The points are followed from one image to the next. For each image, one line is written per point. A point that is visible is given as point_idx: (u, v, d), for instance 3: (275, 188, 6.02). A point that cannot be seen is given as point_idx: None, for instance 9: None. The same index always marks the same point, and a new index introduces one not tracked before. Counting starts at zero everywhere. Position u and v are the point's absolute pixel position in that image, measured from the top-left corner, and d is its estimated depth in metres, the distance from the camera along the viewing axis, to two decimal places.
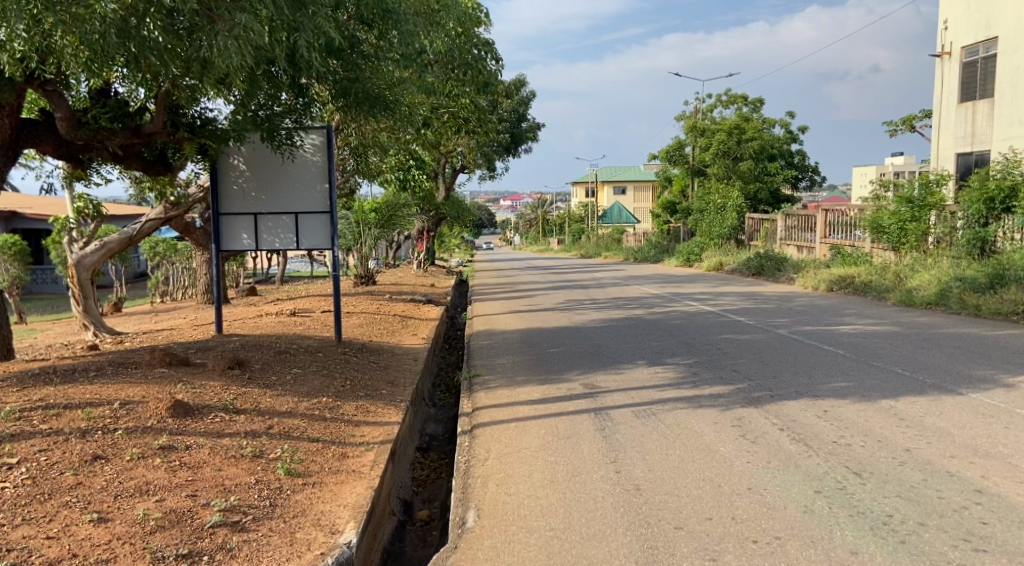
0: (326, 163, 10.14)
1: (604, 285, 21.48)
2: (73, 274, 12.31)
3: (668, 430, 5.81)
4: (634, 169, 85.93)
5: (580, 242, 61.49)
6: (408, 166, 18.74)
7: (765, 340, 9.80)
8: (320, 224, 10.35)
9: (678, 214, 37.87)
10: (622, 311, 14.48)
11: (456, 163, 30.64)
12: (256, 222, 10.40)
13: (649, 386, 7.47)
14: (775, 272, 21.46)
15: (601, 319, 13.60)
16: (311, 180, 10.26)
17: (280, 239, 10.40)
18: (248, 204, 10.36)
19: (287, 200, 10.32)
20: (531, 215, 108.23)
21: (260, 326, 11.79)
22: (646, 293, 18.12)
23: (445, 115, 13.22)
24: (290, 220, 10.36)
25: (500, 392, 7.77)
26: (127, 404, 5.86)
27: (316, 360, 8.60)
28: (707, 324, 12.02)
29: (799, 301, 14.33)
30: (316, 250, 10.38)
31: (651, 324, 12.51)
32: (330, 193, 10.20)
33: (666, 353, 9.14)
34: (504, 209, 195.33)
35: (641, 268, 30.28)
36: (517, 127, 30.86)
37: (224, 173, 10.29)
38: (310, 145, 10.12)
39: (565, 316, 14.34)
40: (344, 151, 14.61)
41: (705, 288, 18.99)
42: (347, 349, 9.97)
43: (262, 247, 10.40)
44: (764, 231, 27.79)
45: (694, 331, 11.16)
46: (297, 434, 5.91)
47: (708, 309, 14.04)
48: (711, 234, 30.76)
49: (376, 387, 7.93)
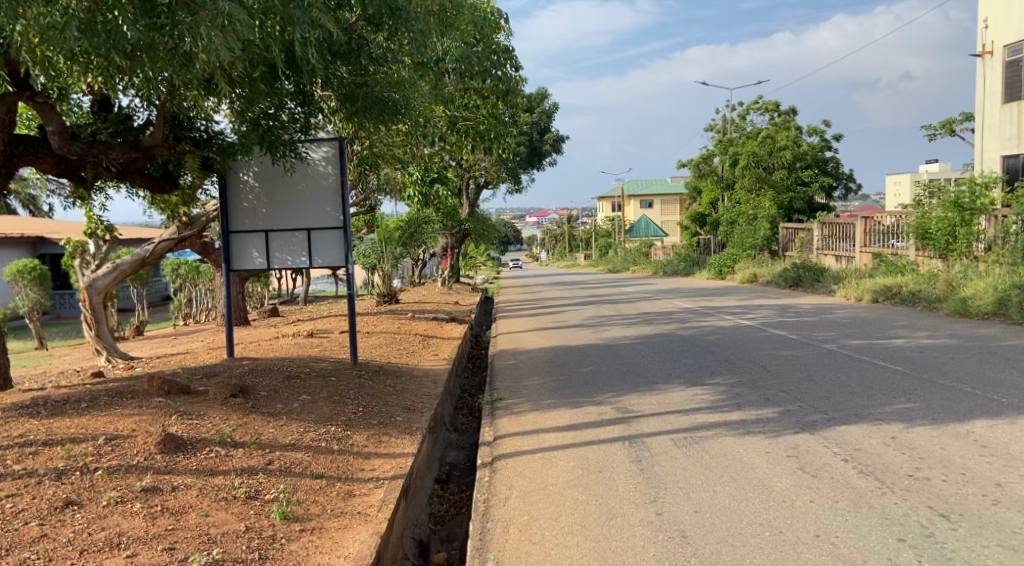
0: (340, 176, 9.66)
1: (634, 299, 20.79)
2: (84, 298, 11.88)
3: (715, 462, 5.15)
4: (660, 182, 85.13)
5: (608, 256, 60.92)
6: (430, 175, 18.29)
7: (812, 357, 9.12)
8: (334, 241, 9.83)
9: (708, 226, 37.20)
10: (654, 327, 13.85)
11: (480, 179, 30.24)
12: (268, 239, 9.92)
13: (690, 409, 6.82)
14: (815, 283, 20.68)
15: (632, 335, 12.94)
16: (323, 194, 9.76)
17: (293, 257, 9.90)
18: (259, 221, 9.89)
19: (299, 216, 9.83)
20: (557, 231, 107.75)
21: (274, 349, 11.33)
22: (679, 307, 17.46)
23: (467, 128, 12.73)
24: (303, 237, 9.87)
25: (526, 418, 7.16)
26: (113, 439, 5.32)
27: (328, 385, 8.04)
28: (746, 339, 11.30)
29: (843, 314, 13.53)
30: (330, 268, 9.86)
31: (686, 340, 11.81)
32: (343, 208, 9.70)
33: (705, 372, 8.47)
34: (531, 225, 195.45)
35: (672, 282, 29.57)
36: (540, 142, 30.37)
37: (234, 189, 9.83)
38: (322, 159, 9.66)
39: (594, 332, 13.68)
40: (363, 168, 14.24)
41: (740, 301, 18.29)
42: (362, 372, 9.39)
43: (274, 266, 9.90)
44: (799, 241, 26.92)
45: (735, 347, 10.47)
46: (299, 470, 5.33)
47: (747, 323, 13.31)
48: (742, 246, 30.03)
49: (391, 414, 7.34)
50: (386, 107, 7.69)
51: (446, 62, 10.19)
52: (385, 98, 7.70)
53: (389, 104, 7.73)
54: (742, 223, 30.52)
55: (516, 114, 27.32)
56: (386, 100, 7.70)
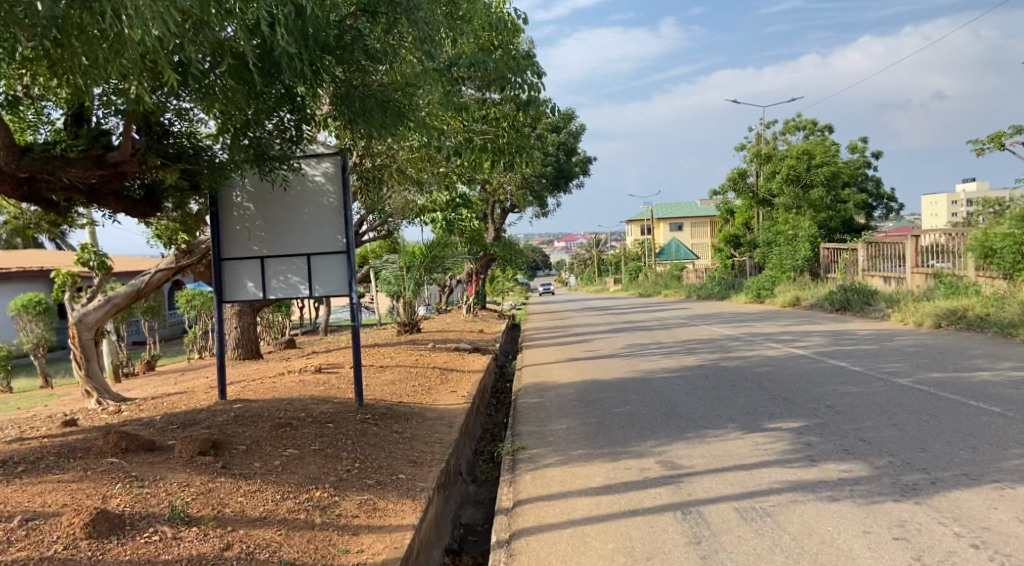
0: (342, 195, 8.69)
1: (669, 325, 19.59)
2: (73, 334, 10.81)
3: (800, 547, 4.01)
4: (689, 203, 83.79)
5: (638, 279, 59.70)
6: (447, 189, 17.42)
7: (886, 394, 7.96)
8: (335, 267, 8.79)
9: (744, 248, 35.91)
10: (696, 357, 12.70)
11: (505, 202, 29.36)
12: (263, 267, 8.90)
13: (753, 465, 5.69)
14: (864, 306, 19.41)
15: (672, 366, 11.78)
16: (323, 216, 8.76)
17: (291, 286, 8.87)
18: (253, 246, 8.89)
19: (297, 240, 8.81)
20: (585, 255, 106.66)
21: (277, 387, 10.32)
22: (719, 334, 16.27)
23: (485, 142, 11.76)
24: (302, 263, 8.84)
25: (554, 473, 6.05)
26: (32, 520, 4.25)
27: (324, 435, 6.94)
28: (802, 371, 10.11)
29: (904, 344, 12.27)
30: (333, 297, 8.82)
31: (733, 373, 10.63)
32: (346, 229, 8.69)
33: (764, 416, 7.29)
34: (558, 251, 194.46)
35: (708, 306, 28.30)
36: (567, 164, 29.33)
37: (225, 211, 8.86)
38: (322, 177, 8.70)
39: (629, 363, 12.53)
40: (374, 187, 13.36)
41: (785, 327, 17.07)
42: (368, 416, 8.29)
43: (271, 296, 8.88)
44: (843, 262, 25.58)
45: (791, 382, 9.27)
46: (263, 557, 4.21)
47: (798, 353, 12.10)
48: (782, 267, 28.70)
49: (393, 470, 6.20)
50: (393, 109, 6.94)
51: (459, 64, 9.25)
52: (389, 99, 6.95)
53: (397, 107, 6.97)
54: (782, 244, 29.22)
55: (540, 133, 26.47)
56: (389, 102, 6.94)
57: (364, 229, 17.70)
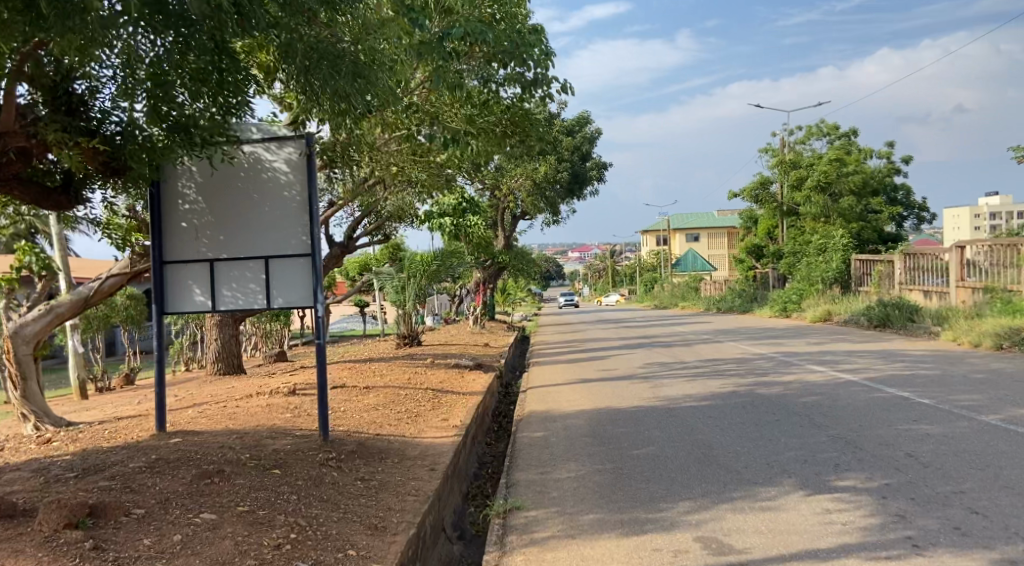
0: (307, 188, 7.22)
1: (691, 342, 18.02)
2: (8, 349, 9.33)
3: None
4: (705, 214, 82.11)
5: (654, 291, 58.21)
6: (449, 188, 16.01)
7: (977, 438, 6.39)
8: (297, 274, 7.27)
9: (767, 259, 34.29)
10: (727, 379, 11.15)
11: (516, 208, 27.94)
12: (213, 272, 7.39)
13: (833, 550, 4.12)
14: (908, 323, 17.81)
15: (700, 392, 10.23)
16: (284, 211, 7.27)
17: (245, 295, 7.35)
18: (201, 247, 7.38)
19: (253, 240, 7.32)
20: (599, 266, 105.11)
21: (236, 414, 8.81)
22: (748, 353, 14.71)
23: (486, 129, 10.34)
24: (259, 269, 7.32)
25: (556, 551, 4.49)
26: None
27: (262, 487, 5.36)
28: (857, 403, 8.52)
29: (970, 371, 10.65)
30: (294, 308, 7.29)
31: (773, 402, 9.05)
32: (311, 227, 7.19)
33: (827, 470, 5.70)
34: (572, 262, 193.20)
35: (731, 320, 26.74)
36: (582, 168, 27.76)
37: (169, 205, 7.39)
38: (283, 166, 7.25)
39: (648, 387, 10.96)
40: (361, 175, 11.93)
41: (823, 345, 15.52)
42: (332, 456, 6.76)
43: (222, 307, 7.37)
44: (876, 275, 23.96)
45: (848, 418, 7.69)
46: None
47: (846, 379, 10.52)
48: (809, 280, 27.07)
49: (342, 545, 4.60)
50: (338, 63, 6.18)
51: (452, 33, 7.78)
52: (329, 48, 6.17)
53: (345, 60, 6.21)
54: (810, 257, 27.72)
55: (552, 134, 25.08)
56: (327, 54, 6.17)
57: (359, 234, 16.26)
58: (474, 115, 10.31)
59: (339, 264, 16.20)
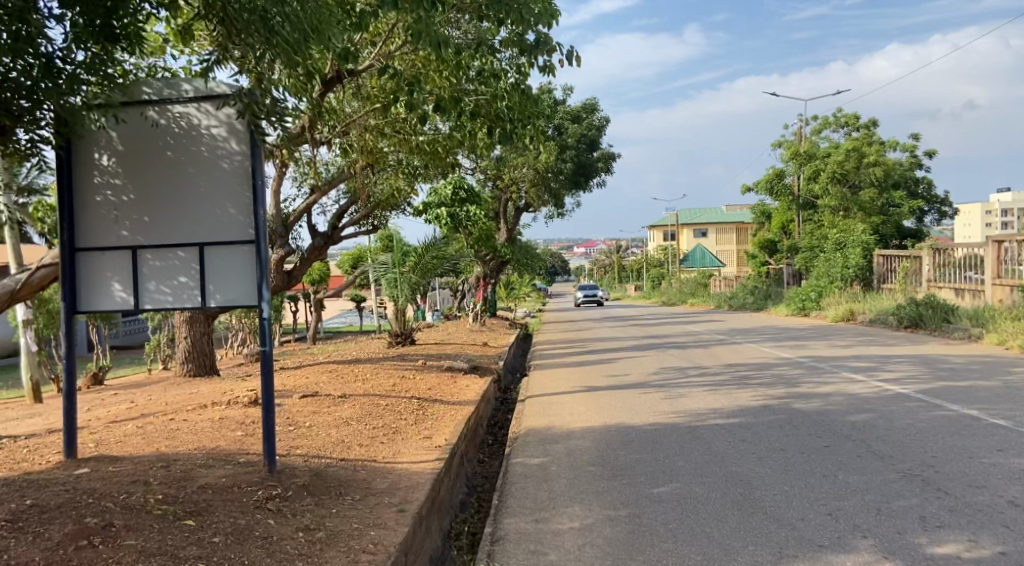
0: (250, 157, 5.88)
1: (708, 343, 16.67)
2: None
3: None
4: (714, 210, 80.65)
5: (661, 288, 56.84)
6: (444, 173, 14.66)
7: None
8: (238, 264, 5.89)
9: (781, 254, 32.91)
10: (755, 390, 9.80)
11: (519, 200, 26.59)
12: (136, 260, 6.00)
13: None
14: (942, 324, 16.46)
15: (726, 405, 8.88)
16: (222, 186, 5.91)
17: (175, 289, 5.96)
18: (121, 230, 6.01)
19: (185, 222, 5.95)
20: (605, 261, 103.72)
21: (180, 430, 7.44)
22: (772, 357, 13.35)
23: (477, 104, 9.07)
24: (192, 258, 5.94)
25: None
26: None
27: (157, 551, 3.98)
28: (919, 426, 7.10)
29: None
30: (234, 307, 5.91)
31: (816, 421, 7.65)
32: (254, 205, 5.83)
33: (914, 531, 4.35)
34: (578, 257, 191.80)
35: (745, 318, 25.37)
36: (589, 157, 26.35)
37: (82, 179, 6.03)
38: (220, 131, 5.89)
39: (664, 399, 9.59)
40: (338, 150, 10.56)
41: (853, 348, 14.15)
42: (278, 492, 5.39)
43: (146, 305, 5.98)
44: (901, 271, 22.58)
45: (915, 447, 6.29)
46: None
47: (894, 391, 9.11)
48: (829, 277, 25.61)
49: None
50: None
51: None
52: None
53: None
54: (827, 252, 26.28)
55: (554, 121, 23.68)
56: None
57: (346, 223, 14.95)
58: (468, 92, 9.10)
59: (324, 257, 14.86)
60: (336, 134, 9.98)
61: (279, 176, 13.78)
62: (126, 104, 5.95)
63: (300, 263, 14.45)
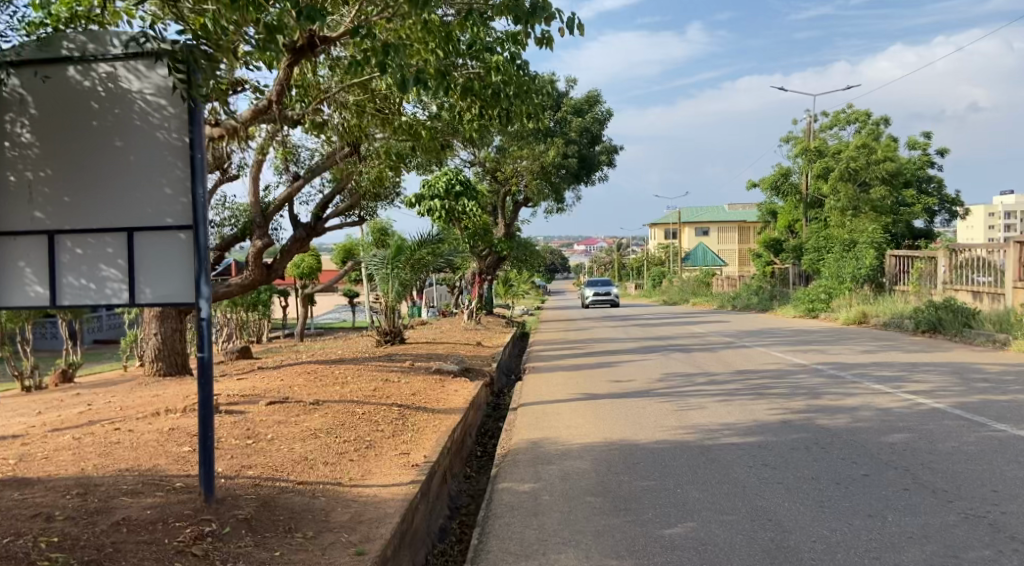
0: (188, 126, 4.94)
1: (714, 346, 15.72)
2: None
3: None
4: (716, 209, 79.68)
5: (662, 287, 55.90)
6: (436, 161, 13.72)
7: None
8: (172, 253, 4.95)
9: (787, 254, 31.97)
10: (771, 401, 8.86)
11: (519, 194, 25.65)
12: (52, 249, 5.05)
13: None
14: (962, 330, 15.52)
15: (741, 420, 7.92)
16: (154, 160, 4.96)
17: (99, 283, 5.03)
18: (36, 212, 5.06)
19: (112, 202, 5.01)
20: (605, 259, 102.74)
21: (119, 444, 6.50)
22: (786, 363, 12.39)
23: (478, 79, 8.33)
24: (120, 247, 5.01)
25: None
26: None
27: None
28: (967, 450, 6.15)
29: None
30: (169, 305, 4.99)
31: (846, 442, 6.69)
32: (193, 182, 4.90)
33: None
34: (578, 254, 190.66)
35: (751, 320, 24.45)
36: (591, 151, 25.37)
37: None
38: (154, 94, 4.96)
39: (672, 411, 8.63)
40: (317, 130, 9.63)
41: (872, 354, 13.19)
42: (211, 531, 4.44)
43: (65, 301, 5.05)
44: (915, 272, 21.63)
45: (969, 480, 5.34)
46: None
47: (928, 406, 8.16)
48: (838, 278, 24.66)
49: None
50: None
51: None
52: None
53: None
54: (835, 251, 25.34)
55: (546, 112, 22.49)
56: None
57: (331, 212, 13.99)
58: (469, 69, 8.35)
59: (306, 249, 13.91)
60: (313, 113, 9.06)
61: (258, 161, 12.82)
62: (43, 61, 5.00)
63: (281, 256, 13.50)
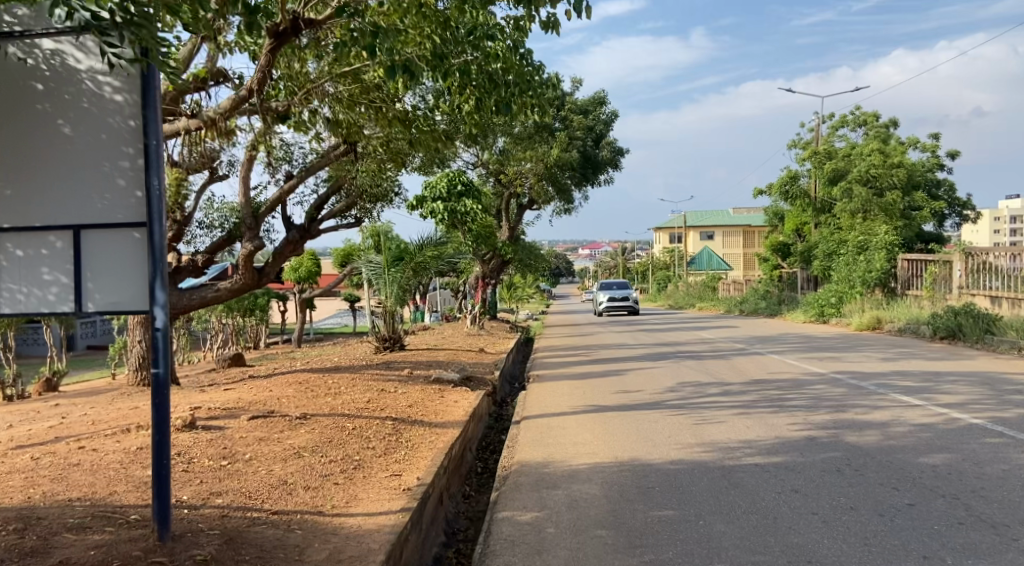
0: (142, 108, 4.33)
1: (726, 353, 15.10)
2: None
3: None
4: (721, 213, 79.01)
5: (667, 291, 55.27)
6: (435, 161, 13.11)
7: None
8: (125, 254, 4.35)
9: (795, 258, 31.36)
10: (793, 414, 8.22)
11: (522, 196, 25.03)
12: None
13: None
14: (984, 337, 14.86)
15: (762, 436, 7.29)
16: (104, 149, 4.35)
17: (42, 288, 4.41)
18: None
19: (55, 197, 4.40)
20: (609, 264, 102.02)
21: (79, 466, 5.87)
22: (804, 371, 11.76)
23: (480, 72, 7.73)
24: (66, 247, 4.40)
25: None
26: None
27: None
28: (1020, 475, 5.51)
29: None
30: (121, 314, 4.37)
31: (882, 463, 6.05)
32: (146, 171, 4.29)
33: None
34: (582, 259, 189.96)
35: (760, 326, 23.83)
36: (597, 152, 24.75)
37: None
38: (104, 74, 4.34)
39: (686, 425, 7.99)
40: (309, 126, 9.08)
41: (893, 362, 12.55)
42: None
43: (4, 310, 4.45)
44: (929, 276, 20.96)
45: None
46: None
47: (964, 421, 7.53)
48: (849, 283, 23.95)
49: None
50: None
51: None
52: None
53: None
54: (846, 256, 24.68)
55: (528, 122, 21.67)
56: None
57: (326, 214, 13.38)
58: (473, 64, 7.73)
59: (300, 252, 13.30)
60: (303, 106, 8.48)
61: (249, 159, 12.23)
62: None
63: (273, 260, 12.89)
